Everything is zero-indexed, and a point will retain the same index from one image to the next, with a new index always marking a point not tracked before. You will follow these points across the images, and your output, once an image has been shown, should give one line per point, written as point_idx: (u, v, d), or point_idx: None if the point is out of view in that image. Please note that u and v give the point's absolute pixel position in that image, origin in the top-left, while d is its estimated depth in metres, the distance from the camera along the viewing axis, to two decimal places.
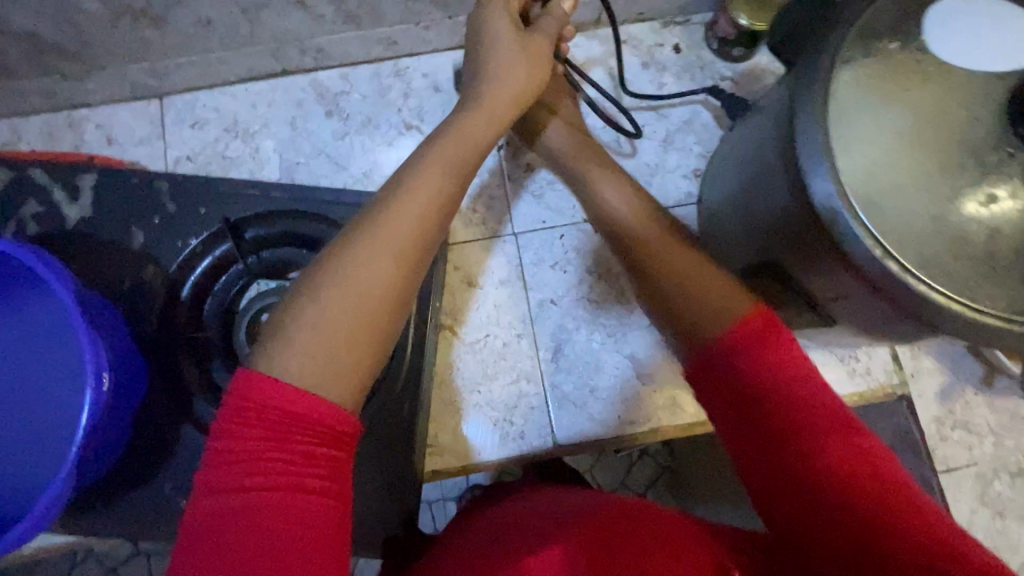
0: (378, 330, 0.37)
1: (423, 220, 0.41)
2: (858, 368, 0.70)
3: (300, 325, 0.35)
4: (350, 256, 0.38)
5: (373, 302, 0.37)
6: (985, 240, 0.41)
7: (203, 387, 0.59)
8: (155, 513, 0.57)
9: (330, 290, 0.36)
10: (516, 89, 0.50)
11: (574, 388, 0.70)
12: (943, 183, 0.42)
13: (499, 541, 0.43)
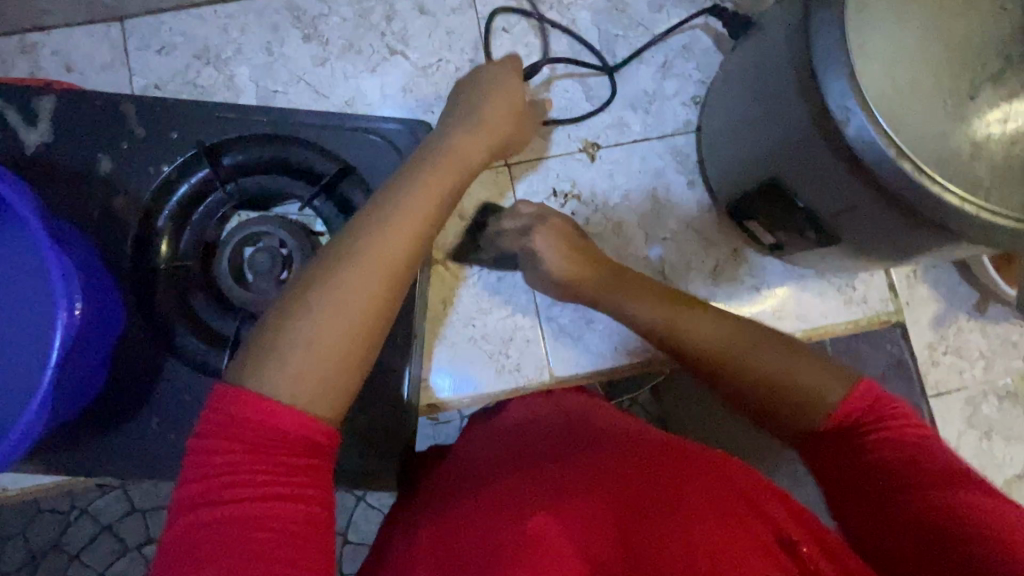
0: (367, 352, 0.37)
1: (410, 239, 0.41)
2: (855, 297, 0.70)
3: (291, 343, 0.34)
4: (340, 274, 0.37)
5: (364, 316, 0.36)
6: (1004, 139, 0.39)
7: (185, 320, 0.56)
8: (142, 450, 0.55)
9: (320, 305, 0.36)
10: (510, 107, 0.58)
11: (569, 321, 0.69)
12: (963, 79, 0.40)
13: (504, 488, 0.41)
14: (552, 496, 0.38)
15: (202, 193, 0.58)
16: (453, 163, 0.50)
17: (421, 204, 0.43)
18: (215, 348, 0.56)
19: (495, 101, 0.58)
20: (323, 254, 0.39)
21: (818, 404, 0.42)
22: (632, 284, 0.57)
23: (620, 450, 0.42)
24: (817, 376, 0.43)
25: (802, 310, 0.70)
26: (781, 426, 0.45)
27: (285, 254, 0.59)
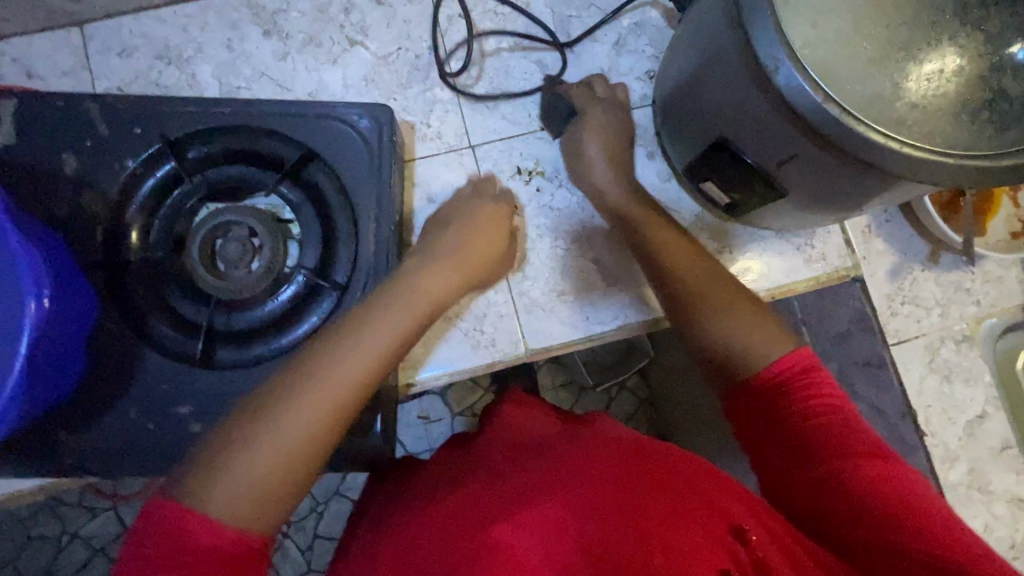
0: (297, 480, 0.42)
1: (359, 383, 0.46)
2: (814, 254, 0.73)
3: (229, 469, 0.40)
4: (279, 412, 0.42)
5: (297, 453, 0.42)
6: (920, 78, 0.42)
7: (158, 310, 0.57)
8: (117, 441, 0.55)
9: (260, 441, 0.41)
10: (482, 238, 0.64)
11: (541, 294, 0.71)
12: (878, 26, 0.43)
13: (492, 486, 0.44)
14: (526, 499, 0.41)
15: (168, 185, 0.59)
16: (423, 300, 0.54)
17: (379, 352, 0.47)
18: (189, 336, 0.57)
19: (469, 236, 0.63)
20: (275, 381, 0.45)
21: (751, 363, 0.51)
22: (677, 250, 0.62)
23: (601, 459, 0.44)
24: (752, 327, 0.53)
25: (764, 271, 0.72)
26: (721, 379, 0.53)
27: (254, 242, 0.59)
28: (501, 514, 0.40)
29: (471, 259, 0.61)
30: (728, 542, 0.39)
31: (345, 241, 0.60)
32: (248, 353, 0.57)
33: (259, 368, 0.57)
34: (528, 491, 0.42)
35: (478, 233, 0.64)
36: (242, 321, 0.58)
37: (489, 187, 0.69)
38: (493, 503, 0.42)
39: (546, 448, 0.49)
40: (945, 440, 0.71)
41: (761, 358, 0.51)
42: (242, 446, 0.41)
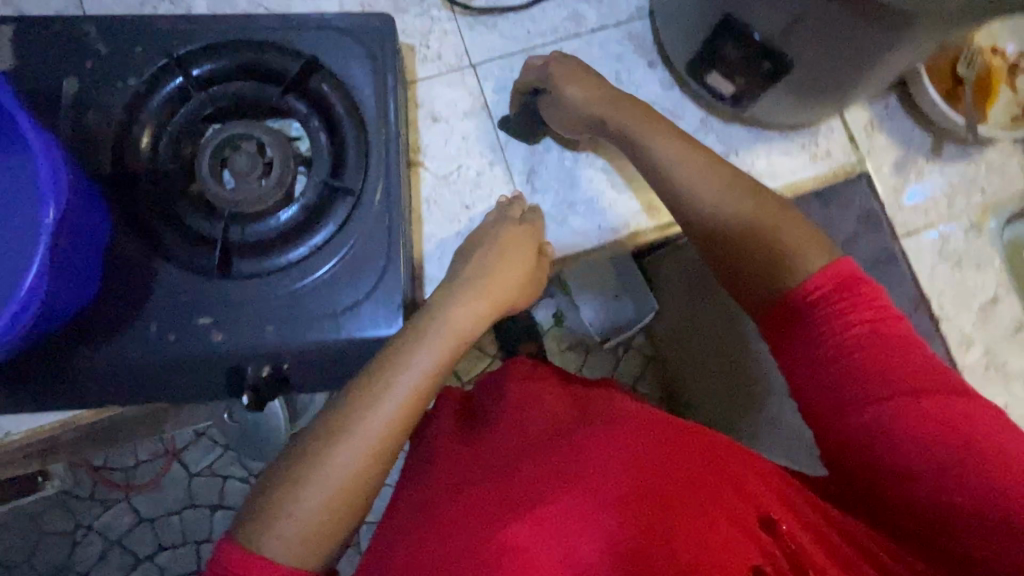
0: (348, 515, 0.45)
1: (397, 423, 0.48)
2: (819, 152, 0.73)
3: (278, 514, 0.43)
4: (327, 452, 0.46)
5: (340, 485, 0.45)
6: None
7: (173, 225, 0.57)
8: (144, 355, 0.55)
9: (298, 497, 0.44)
10: (517, 274, 0.61)
11: (552, 205, 0.71)
12: None
13: (505, 476, 0.45)
14: (542, 492, 0.41)
15: (173, 103, 0.58)
16: (457, 338, 0.54)
17: (427, 367, 0.51)
18: (206, 249, 0.57)
19: (499, 271, 0.61)
20: (319, 422, 0.48)
21: (791, 271, 0.49)
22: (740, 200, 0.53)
23: (620, 443, 0.44)
24: (787, 229, 0.51)
25: (771, 172, 0.73)
26: (752, 287, 0.51)
27: (264, 156, 0.59)
28: (520, 509, 0.40)
29: (497, 297, 0.60)
30: (758, 531, 0.41)
31: (355, 150, 0.60)
32: (266, 264, 0.57)
33: (278, 278, 0.57)
34: (538, 478, 0.42)
35: (501, 273, 0.61)
36: (257, 233, 0.58)
37: (512, 215, 0.65)
38: (509, 495, 0.42)
39: (557, 428, 0.49)
40: (959, 324, 0.72)
41: (806, 263, 0.49)
42: (280, 509, 0.44)
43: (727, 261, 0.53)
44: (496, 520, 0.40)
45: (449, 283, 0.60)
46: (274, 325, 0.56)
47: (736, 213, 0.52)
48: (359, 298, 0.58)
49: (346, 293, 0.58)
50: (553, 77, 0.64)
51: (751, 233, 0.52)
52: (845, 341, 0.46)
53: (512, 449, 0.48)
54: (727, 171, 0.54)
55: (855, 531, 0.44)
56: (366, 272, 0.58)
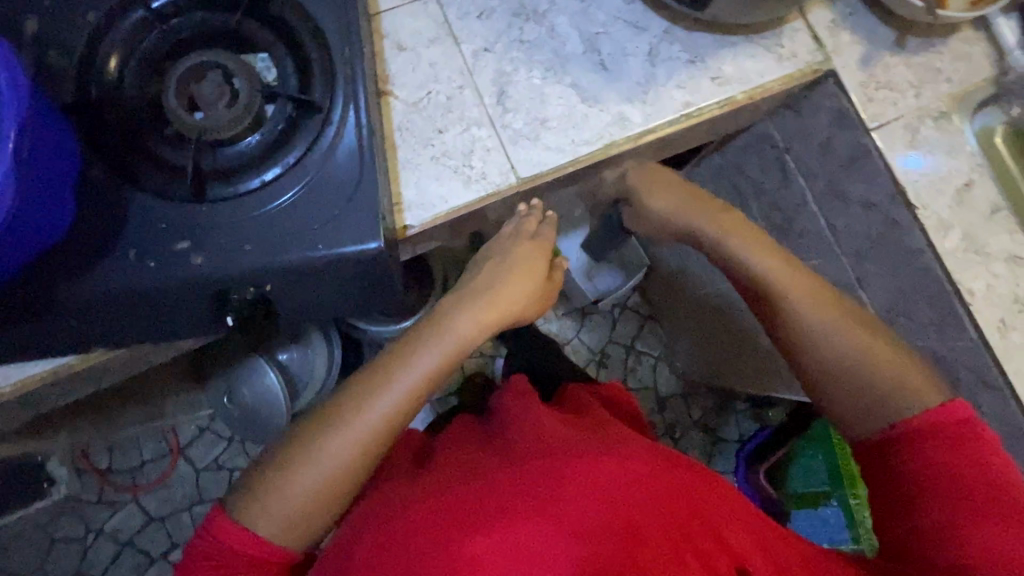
0: (346, 490, 0.58)
1: (388, 423, 0.59)
2: (785, 53, 0.74)
3: (288, 482, 0.56)
4: (325, 446, 0.57)
5: (336, 472, 0.57)
6: None
7: (144, 153, 0.57)
8: (124, 281, 0.55)
9: (309, 458, 0.57)
10: (520, 290, 0.71)
11: (525, 124, 0.71)
12: None
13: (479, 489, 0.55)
14: (499, 512, 0.52)
15: (135, 36, 0.59)
16: (457, 348, 0.64)
17: (423, 374, 0.61)
18: (179, 175, 0.57)
19: (508, 285, 0.70)
20: (322, 425, 0.59)
21: (890, 407, 0.62)
22: (798, 276, 0.70)
23: (585, 512, 0.53)
24: (903, 377, 0.63)
25: (739, 76, 0.73)
26: (807, 360, 0.67)
27: (230, 84, 0.59)
28: (483, 525, 0.51)
29: (518, 299, 0.70)
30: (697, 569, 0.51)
31: (321, 71, 0.60)
32: (240, 188, 0.57)
33: (254, 200, 0.57)
34: (503, 507, 0.52)
35: (519, 283, 0.71)
36: (229, 158, 0.58)
37: (528, 228, 0.75)
38: (483, 508, 0.53)
39: (532, 455, 0.58)
40: (936, 211, 0.72)
41: (911, 405, 0.61)
42: (277, 491, 0.56)
43: (778, 324, 0.69)
44: (465, 528, 0.51)
45: (463, 292, 0.70)
46: (252, 244, 0.56)
47: (787, 280, 0.69)
48: (336, 214, 0.58)
49: (322, 210, 0.58)
50: (618, 152, 0.72)
51: (772, 293, 0.69)
52: (926, 457, 0.59)
53: (501, 467, 0.58)
54: (772, 249, 0.72)
55: (782, 534, 0.59)
56: (341, 188, 0.59)
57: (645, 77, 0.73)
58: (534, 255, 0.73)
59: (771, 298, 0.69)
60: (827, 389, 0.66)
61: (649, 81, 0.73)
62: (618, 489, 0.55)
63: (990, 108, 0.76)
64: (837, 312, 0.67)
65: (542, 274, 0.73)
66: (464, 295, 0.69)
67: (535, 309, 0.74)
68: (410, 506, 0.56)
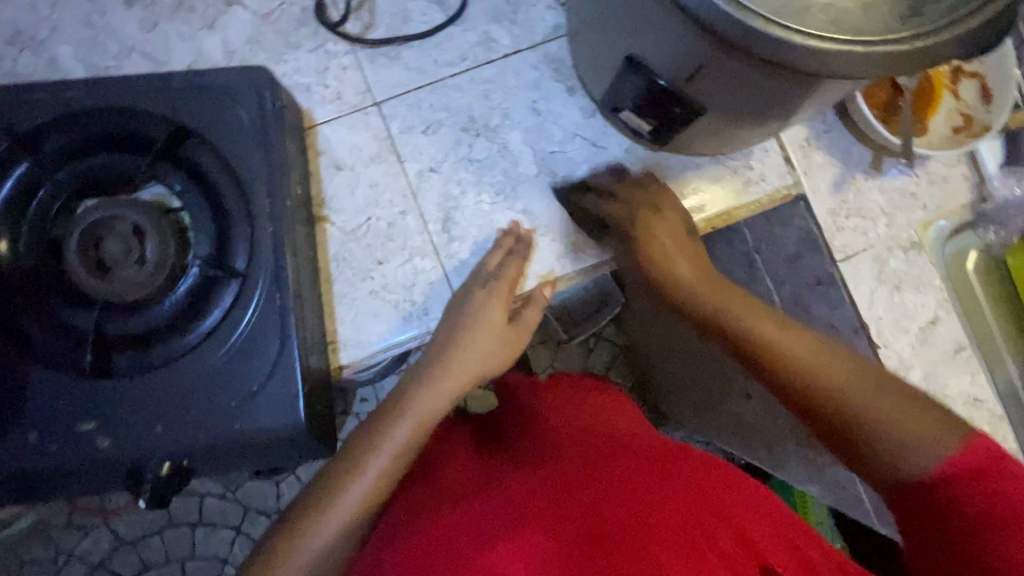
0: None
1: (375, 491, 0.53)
2: (753, 176, 0.69)
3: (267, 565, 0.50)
4: (301, 538, 0.50)
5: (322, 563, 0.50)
6: None
7: (41, 324, 0.52)
8: (23, 467, 0.51)
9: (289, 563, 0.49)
10: (495, 334, 0.62)
11: (471, 254, 0.66)
12: None
13: (484, 502, 0.44)
14: (508, 523, 0.40)
15: (27, 185, 0.52)
16: (425, 419, 0.57)
17: (400, 440, 0.55)
18: (82, 344, 0.52)
19: (469, 353, 0.60)
20: (302, 507, 0.53)
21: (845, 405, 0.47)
22: (742, 303, 0.56)
23: (604, 506, 0.41)
24: (803, 347, 0.51)
25: (703, 201, 0.69)
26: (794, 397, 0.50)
27: (139, 237, 0.54)
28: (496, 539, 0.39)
29: (487, 347, 0.62)
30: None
31: (240, 223, 0.55)
32: (150, 356, 0.53)
33: (166, 370, 0.53)
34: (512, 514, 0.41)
35: (489, 335, 0.62)
36: (139, 322, 0.53)
37: (492, 268, 0.63)
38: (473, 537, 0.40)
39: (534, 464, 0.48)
40: (898, 350, 0.69)
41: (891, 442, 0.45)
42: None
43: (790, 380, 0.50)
44: (462, 557, 0.38)
45: (433, 351, 0.61)
46: (163, 423, 0.53)
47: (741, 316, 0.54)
48: (257, 382, 0.54)
49: (242, 379, 0.54)
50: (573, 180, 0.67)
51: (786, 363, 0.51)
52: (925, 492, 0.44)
53: (504, 483, 0.46)
54: (693, 250, 0.62)
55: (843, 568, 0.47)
56: (260, 354, 0.54)
57: None
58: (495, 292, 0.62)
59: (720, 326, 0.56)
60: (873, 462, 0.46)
61: None
62: (644, 481, 0.44)
63: (964, 232, 0.73)
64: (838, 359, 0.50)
65: (503, 324, 0.63)
66: (427, 370, 0.60)
67: (501, 365, 0.64)
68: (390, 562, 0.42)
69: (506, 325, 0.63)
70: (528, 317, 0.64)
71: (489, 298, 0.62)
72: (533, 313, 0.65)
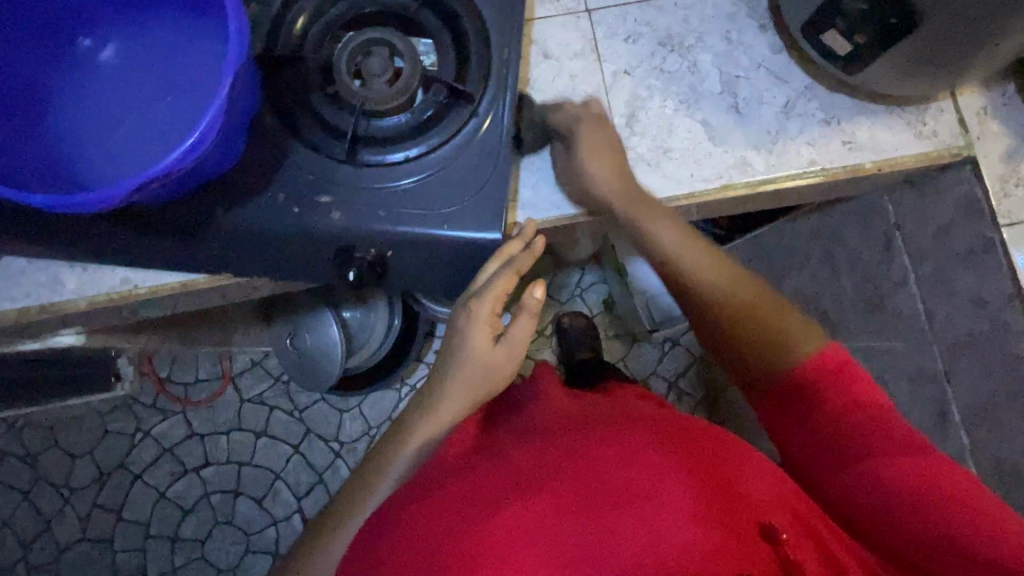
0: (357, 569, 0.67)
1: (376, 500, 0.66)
2: (925, 131, 0.73)
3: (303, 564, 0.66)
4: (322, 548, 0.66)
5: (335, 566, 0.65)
6: None
7: (307, 112, 0.62)
8: (271, 220, 0.62)
9: (350, 521, 0.66)
10: (480, 360, 0.67)
11: (648, 150, 0.73)
12: None
13: (512, 466, 0.57)
14: (523, 488, 0.53)
15: (321, 4, 0.64)
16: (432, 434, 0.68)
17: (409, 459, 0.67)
18: (334, 135, 0.62)
19: (466, 373, 0.68)
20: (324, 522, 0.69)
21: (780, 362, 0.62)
22: (710, 258, 0.69)
23: (610, 483, 0.52)
24: (768, 312, 0.65)
25: (872, 145, 0.73)
26: (752, 364, 0.64)
27: (394, 62, 0.64)
28: (510, 500, 0.52)
29: (475, 378, 0.68)
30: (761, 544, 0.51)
31: (479, 65, 0.64)
32: (386, 157, 0.63)
33: (395, 172, 0.63)
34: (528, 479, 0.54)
35: (485, 362, 0.68)
36: (381, 129, 0.63)
37: (496, 289, 0.64)
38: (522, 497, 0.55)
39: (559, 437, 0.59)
40: None
41: (802, 354, 0.62)
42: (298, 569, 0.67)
43: (736, 346, 0.65)
44: (498, 501, 0.53)
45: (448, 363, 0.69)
46: (385, 211, 0.62)
47: (720, 288, 0.67)
48: (463, 197, 0.63)
49: (453, 193, 0.63)
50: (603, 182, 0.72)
51: (745, 323, 0.65)
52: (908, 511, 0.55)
53: (529, 454, 0.58)
54: (691, 240, 0.69)
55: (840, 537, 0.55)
56: (473, 176, 0.64)
57: (776, 127, 0.73)
58: (660, 214, 0.68)
59: (674, 277, 0.69)
60: (761, 360, 0.63)
61: (779, 132, 0.73)
62: (658, 462, 0.54)
63: None
64: (794, 324, 0.64)
65: (489, 344, 0.67)
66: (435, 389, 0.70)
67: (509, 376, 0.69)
68: (445, 486, 0.57)
69: (495, 340, 0.68)
70: (515, 333, 0.67)
71: (474, 328, 0.67)
72: (522, 323, 0.68)
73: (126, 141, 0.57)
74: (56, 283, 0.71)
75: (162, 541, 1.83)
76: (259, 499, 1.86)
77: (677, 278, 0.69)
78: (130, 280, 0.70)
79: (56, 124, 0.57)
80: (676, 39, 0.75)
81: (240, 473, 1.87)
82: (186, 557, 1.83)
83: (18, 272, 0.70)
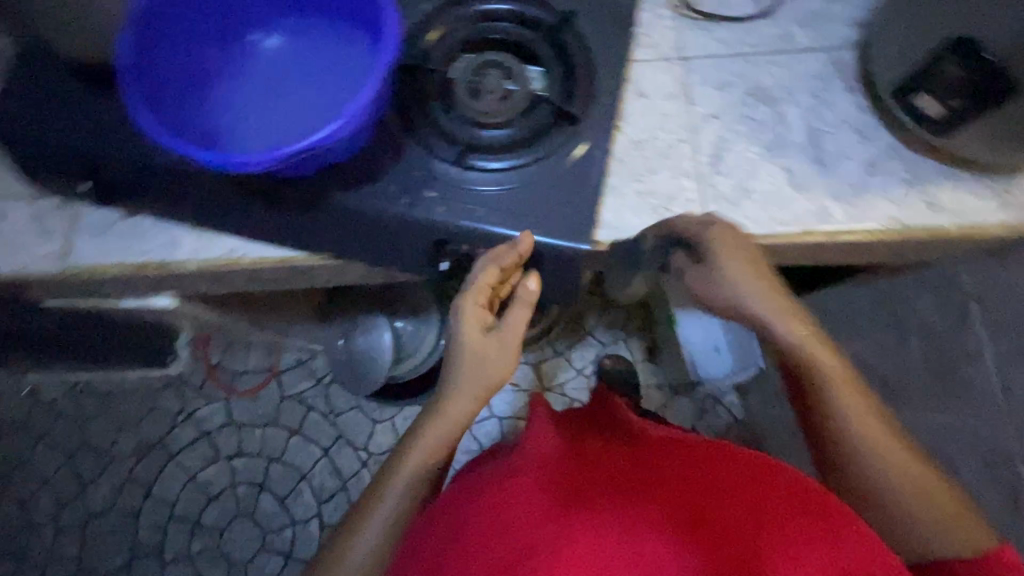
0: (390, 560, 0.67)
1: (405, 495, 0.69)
2: (1012, 202, 0.74)
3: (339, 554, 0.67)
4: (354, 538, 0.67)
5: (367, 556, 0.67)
6: None
7: (424, 117, 0.69)
8: (377, 207, 0.67)
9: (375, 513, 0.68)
10: (476, 355, 0.68)
11: (730, 189, 0.76)
12: None
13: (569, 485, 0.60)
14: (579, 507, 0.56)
15: (448, 26, 0.72)
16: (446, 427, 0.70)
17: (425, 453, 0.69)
18: (445, 139, 0.69)
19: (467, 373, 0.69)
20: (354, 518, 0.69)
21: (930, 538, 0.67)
22: (829, 355, 0.73)
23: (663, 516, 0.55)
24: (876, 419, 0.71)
25: (956, 209, 0.74)
26: (877, 506, 0.69)
27: (507, 82, 0.71)
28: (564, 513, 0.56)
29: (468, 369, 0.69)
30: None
31: (583, 92, 0.70)
32: (490, 163, 0.68)
33: (496, 177, 0.68)
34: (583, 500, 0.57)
35: (477, 355, 0.69)
36: (488, 138, 0.69)
37: (486, 278, 0.66)
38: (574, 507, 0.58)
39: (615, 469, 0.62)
40: None
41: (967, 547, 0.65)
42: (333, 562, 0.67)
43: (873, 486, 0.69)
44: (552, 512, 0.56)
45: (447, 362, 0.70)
46: (484, 211, 0.67)
47: (835, 379, 0.72)
48: (557, 206, 0.68)
49: (548, 201, 0.68)
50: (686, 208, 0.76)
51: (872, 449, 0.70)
52: None
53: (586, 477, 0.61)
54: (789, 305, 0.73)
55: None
56: (566, 185, 0.69)
57: (859, 181, 0.75)
58: (756, 277, 0.71)
59: (807, 370, 0.73)
60: (898, 490, 0.69)
61: (861, 187, 0.75)
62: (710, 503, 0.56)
63: None
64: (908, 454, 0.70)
65: (483, 337, 0.69)
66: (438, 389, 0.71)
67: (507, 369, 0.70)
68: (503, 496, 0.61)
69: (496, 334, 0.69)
70: (508, 325, 0.70)
71: (470, 326, 0.68)
72: (518, 310, 0.70)
73: (283, 115, 0.68)
74: (173, 244, 0.78)
75: (183, 525, 1.86)
76: (281, 497, 1.88)
77: (811, 382, 0.73)
78: (237, 250, 0.77)
79: (235, 90, 0.69)
80: (765, 91, 0.80)
81: (268, 468, 1.90)
82: (203, 544, 1.85)
83: (142, 229, 0.78)
